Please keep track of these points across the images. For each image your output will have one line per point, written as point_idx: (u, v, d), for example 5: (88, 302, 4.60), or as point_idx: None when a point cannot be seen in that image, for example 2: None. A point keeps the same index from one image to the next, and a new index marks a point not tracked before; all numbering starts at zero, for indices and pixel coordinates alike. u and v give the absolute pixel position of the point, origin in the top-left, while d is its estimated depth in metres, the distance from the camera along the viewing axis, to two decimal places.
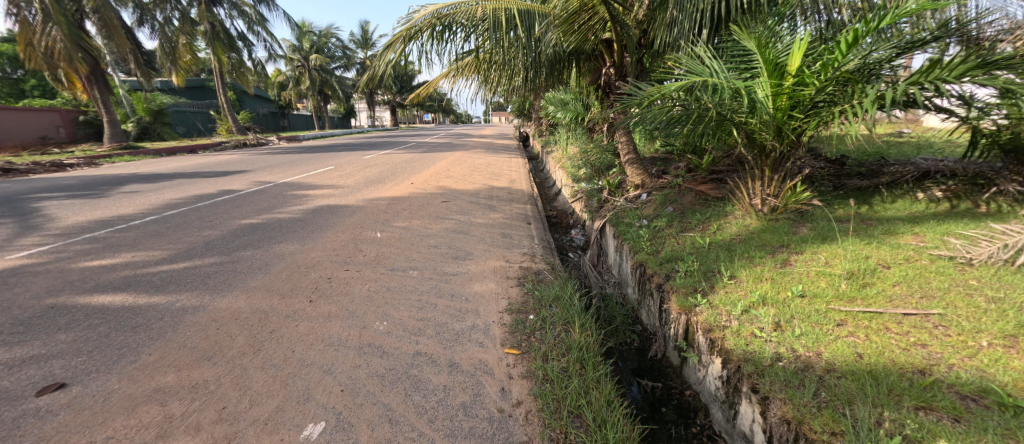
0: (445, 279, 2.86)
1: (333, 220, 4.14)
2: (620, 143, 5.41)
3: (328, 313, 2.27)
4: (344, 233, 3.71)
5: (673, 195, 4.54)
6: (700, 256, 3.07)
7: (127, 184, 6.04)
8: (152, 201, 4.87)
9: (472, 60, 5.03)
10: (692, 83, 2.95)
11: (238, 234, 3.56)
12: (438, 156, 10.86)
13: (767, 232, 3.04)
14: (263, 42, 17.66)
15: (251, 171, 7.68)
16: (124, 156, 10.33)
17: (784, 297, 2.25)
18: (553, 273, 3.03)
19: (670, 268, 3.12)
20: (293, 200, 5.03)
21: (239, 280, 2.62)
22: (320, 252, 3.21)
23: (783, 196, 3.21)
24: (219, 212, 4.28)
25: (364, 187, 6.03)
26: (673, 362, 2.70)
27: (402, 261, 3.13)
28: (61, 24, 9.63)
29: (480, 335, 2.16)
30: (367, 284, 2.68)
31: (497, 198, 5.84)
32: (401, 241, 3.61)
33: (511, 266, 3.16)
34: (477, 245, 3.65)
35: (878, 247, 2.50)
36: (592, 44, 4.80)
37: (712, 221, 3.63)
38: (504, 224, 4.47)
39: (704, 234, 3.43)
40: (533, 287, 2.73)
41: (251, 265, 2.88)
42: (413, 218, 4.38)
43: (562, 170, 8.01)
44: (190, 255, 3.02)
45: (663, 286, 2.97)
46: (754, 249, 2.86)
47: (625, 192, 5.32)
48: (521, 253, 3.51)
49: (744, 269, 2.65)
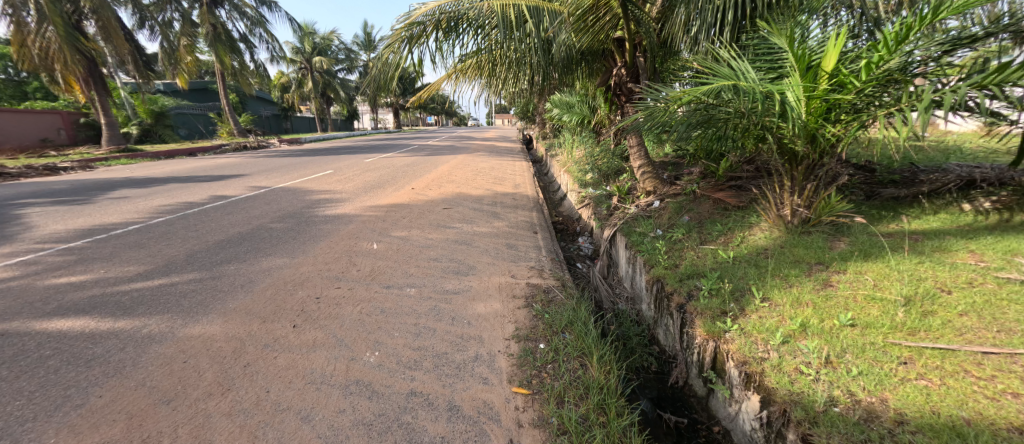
0: (445, 298, 2.60)
1: (327, 229, 3.89)
2: (631, 148, 5.14)
3: (313, 341, 2.01)
4: (337, 245, 3.46)
5: (688, 203, 4.28)
6: (725, 273, 2.79)
7: (117, 189, 5.81)
8: (140, 208, 4.63)
9: (475, 59, 4.72)
10: (718, 86, 2.67)
11: (224, 246, 3.31)
12: (440, 159, 10.61)
13: (799, 247, 2.77)
14: (265, 44, 17.42)
15: (247, 175, 7.45)
16: (121, 160, 10.14)
17: (832, 326, 1.98)
18: (563, 291, 2.77)
19: (692, 286, 2.85)
20: (288, 206, 4.79)
21: (216, 301, 2.36)
22: (310, 266, 2.96)
23: (815, 207, 2.93)
24: (208, 221, 4.04)
25: (363, 193, 5.79)
26: (698, 392, 2.43)
27: (398, 277, 2.88)
28: (57, 25, 9.46)
29: (485, 369, 1.90)
30: (360, 305, 2.43)
31: (501, 204, 5.59)
32: (399, 254, 3.36)
33: (518, 283, 2.90)
34: (480, 258, 3.39)
35: (933, 267, 2.23)
36: (603, 43, 4.54)
37: (734, 232, 3.34)
38: (509, 233, 4.21)
39: (726, 247, 3.16)
40: (542, 308, 2.47)
41: (233, 282, 2.63)
42: (412, 227, 4.13)
43: (568, 174, 7.75)
44: (168, 270, 2.78)
45: (685, 306, 2.70)
46: (787, 267, 2.59)
47: (636, 199, 5.05)
48: (529, 268, 3.25)
49: (778, 291, 2.38)
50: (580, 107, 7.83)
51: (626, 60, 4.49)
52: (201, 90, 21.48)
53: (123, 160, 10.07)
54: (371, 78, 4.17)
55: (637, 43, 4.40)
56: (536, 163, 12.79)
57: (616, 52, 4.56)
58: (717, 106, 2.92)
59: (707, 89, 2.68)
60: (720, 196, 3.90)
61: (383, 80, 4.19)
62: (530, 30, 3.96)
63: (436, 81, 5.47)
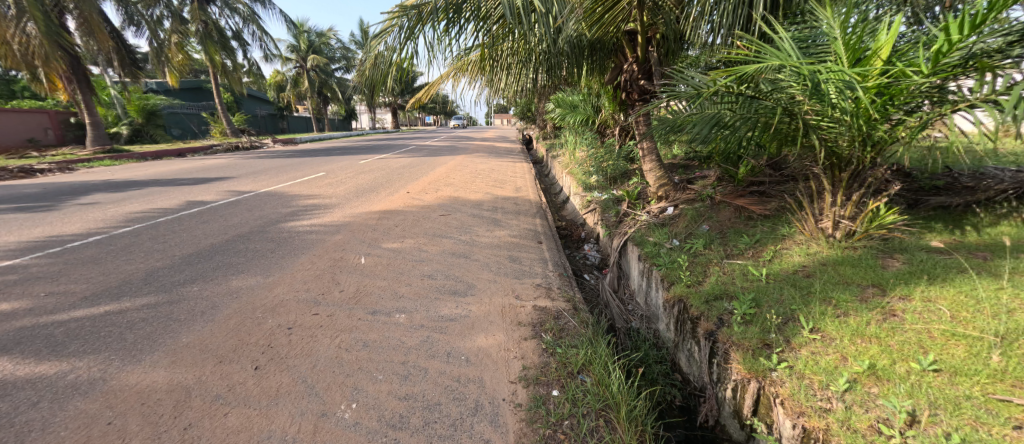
0: (439, 327, 2.24)
1: (310, 241, 3.52)
2: (642, 150, 4.78)
3: (278, 389, 1.66)
4: (320, 259, 3.09)
5: (705, 210, 3.93)
6: (760, 295, 2.44)
7: (91, 193, 5.44)
8: (109, 215, 4.26)
9: (477, 56, 4.34)
10: (754, 70, 2.24)
11: (191, 261, 2.95)
12: (439, 161, 10.23)
13: (846, 265, 2.42)
14: (257, 42, 17.01)
15: (234, 178, 7.09)
16: (104, 161, 9.68)
17: (910, 371, 1.64)
18: (576, 316, 2.41)
19: (722, 310, 2.49)
20: (271, 213, 4.43)
21: (166, 334, 2.00)
22: (285, 287, 2.59)
23: (862, 220, 2.53)
24: (179, 231, 3.67)
25: (355, 197, 5.41)
26: (732, 436, 2.07)
27: (387, 299, 2.52)
28: (38, 20, 9.05)
29: (486, 426, 1.55)
30: (339, 337, 2.06)
31: (502, 210, 5.23)
32: (388, 270, 2.99)
33: (523, 306, 2.54)
34: (481, 275, 3.02)
35: (1019, 296, 1.89)
36: (614, 37, 4.19)
37: (764, 245, 2.99)
38: (512, 244, 3.84)
39: (757, 263, 2.81)
40: (554, 341, 2.11)
41: (193, 307, 2.27)
42: (405, 237, 3.76)
43: (571, 176, 7.41)
44: (119, 293, 2.41)
45: (715, 333, 2.33)
46: (835, 290, 2.24)
47: (647, 205, 4.70)
48: (535, 286, 2.88)
49: (832, 320, 2.02)
50: (584, 107, 7.57)
51: (637, 55, 4.18)
52: (195, 89, 21.05)
53: (107, 162, 9.67)
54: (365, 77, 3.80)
55: (650, 36, 4.08)
56: (538, 164, 12.42)
57: (626, 47, 4.24)
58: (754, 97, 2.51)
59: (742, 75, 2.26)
60: (743, 203, 3.54)
61: (378, 76, 3.76)
62: (536, 20, 3.28)
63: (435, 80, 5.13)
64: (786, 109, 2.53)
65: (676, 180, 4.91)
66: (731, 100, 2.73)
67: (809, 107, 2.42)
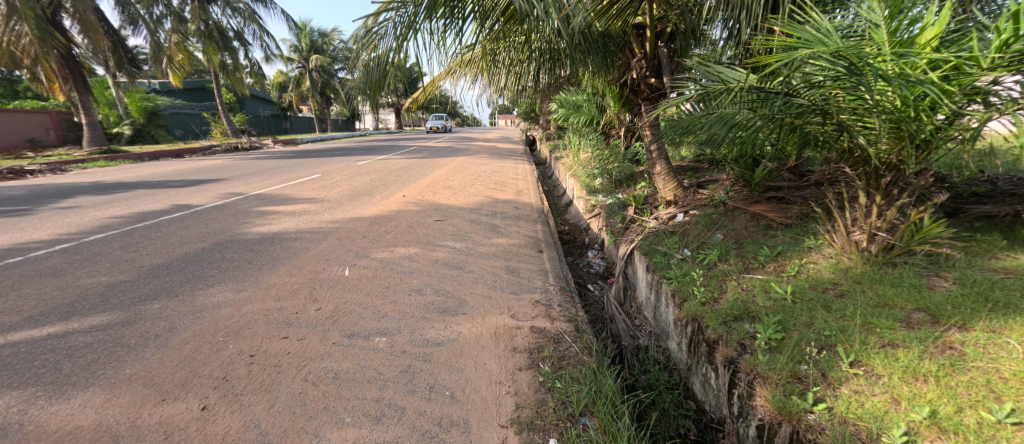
0: (423, 354, 1.98)
1: (293, 250, 3.28)
2: (649, 152, 4.48)
3: (225, 438, 1.41)
4: (300, 271, 2.84)
5: (719, 218, 3.66)
6: (787, 317, 2.16)
7: (74, 196, 5.23)
8: (86, 221, 4.05)
9: (476, 54, 4.09)
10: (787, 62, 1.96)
11: (158, 273, 2.71)
12: (439, 162, 9.97)
13: (885, 284, 2.14)
14: (258, 41, 16.85)
15: (226, 179, 6.88)
16: (99, 162, 9.50)
17: (981, 424, 1.38)
18: (579, 340, 2.15)
19: (743, 333, 2.21)
20: (256, 218, 4.20)
21: (108, 364, 1.76)
22: (256, 303, 2.34)
23: (902, 232, 2.23)
24: (153, 238, 3.44)
25: (347, 201, 5.16)
26: None
27: (367, 319, 2.26)
28: (29, 19, 8.83)
29: None
30: (307, 366, 1.81)
31: (501, 214, 4.98)
32: (374, 283, 2.74)
33: (520, 327, 2.27)
34: (474, 289, 2.75)
35: None
36: (620, 31, 3.94)
37: (788, 258, 2.70)
38: (510, 253, 3.57)
39: (781, 278, 2.53)
40: (554, 372, 1.85)
41: (147, 329, 2.03)
42: (395, 246, 3.50)
43: (574, 178, 7.15)
44: (70, 312, 2.18)
45: (736, 361, 2.05)
46: (876, 315, 1.96)
47: (655, 211, 4.42)
48: (533, 303, 2.61)
49: (875, 352, 1.76)
50: (589, 107, 7.35)
51: (646, 51, 3.91)
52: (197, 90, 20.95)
53: (101, 162, 9.48)
54: (365, 83, 3.32)
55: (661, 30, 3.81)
56: (540, 165, 12.18)
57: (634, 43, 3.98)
58: (783, 94, 2.24)
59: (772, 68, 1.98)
60: (760, 210, 3.25)
61: (379, 81, 3.30)
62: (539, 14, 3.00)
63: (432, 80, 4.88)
64: (818, 107, 2.23)
65: (685, 184, 4.62)
66: (754, 98, 2.44)
67: (845, 104, 2.12)
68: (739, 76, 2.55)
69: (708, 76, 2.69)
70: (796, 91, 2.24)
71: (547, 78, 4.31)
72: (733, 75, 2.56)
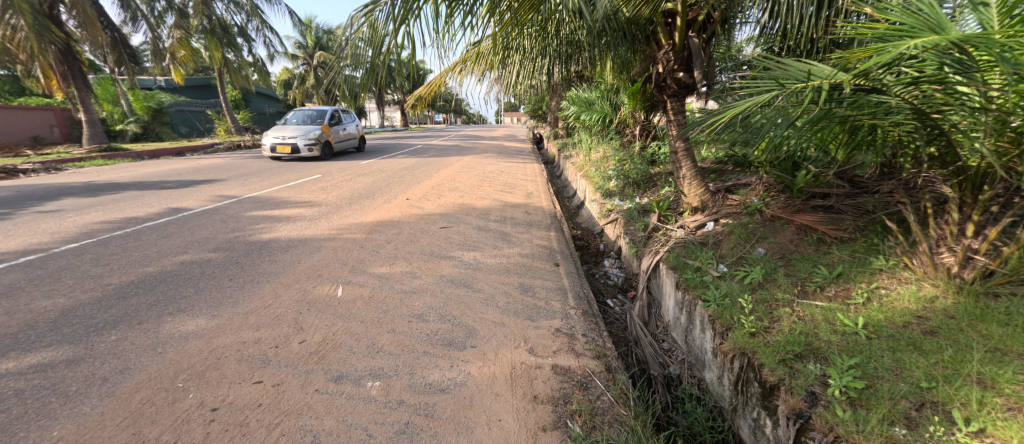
0: (424, 405, 1.62)
1: (281, 264, 2.93)
2: (673, 153, 4.08)
3: None
4: (286, 291, 2.48)
5: (755, 228, 3.28)
6: (869, 361, 1.83)
7: (59, 199, 4.94)
8: (64, 227, 3.73)
9: (486, 47, 3.72)
10: (888, 58, 1.51)
11: (125, 293, 2.36)
12: (445, 162, 9.62)
13: (990, 323, 1.80)
14: (264, 38, 16.66)
15: (223, 179, 6.58)
16: (96, 161, 9.25)
17: None
18: (617, 385, 1.81)
19: (812, 378, 1.85)
20: (246, 225, 3.87)
21: (32, 424, 1.42)
22: (230, 334, 1.99)
23: (1007, 256, 1.86)
24: (130, 248, 3.11)
25: (347, 205, 4.84)
26: None
27: (358, 356, 1.90)
28: (25, 13, 8.55)
29: None
30: (280, 426, 1.46)
31: (511, 220, 4.63)
32: (369, 307, 2.38)
33: (540, 367, 1.92)
34: (484, 314, 2.39)
35: None
36: (647, 19, 3.48)
37: (851, 282, 2.34)
38: (522, 267, 3.21)
39: (848, 308, 2.18)
40: (587, 436, 1.50)
41: (93, 370, 1.69)
42: (396, 258, 3.16)
43: (586, 178, 6.79)
44: (8, 346, 1.84)
45: (807, 416, 1.70)
46: (992, 367, 1.62)
47: (681, 218, 4.01)
48: (553, 332, 2.24)
49: (1002, 419, 1.44)
50: (600, 105, 7.01)
51: (674, 42, 3.50)
52: (201, 87, 20.79)
53: (98, 162, 9.17)
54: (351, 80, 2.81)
55: (692, 18, 3.41)
56: (548, 164, 11.87)
57: (660, 33, 3.56)
58: (868, 92, 1.81)
59: (869, 64, 1.52)
60: (807, 221, 2.86)
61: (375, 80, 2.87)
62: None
63: (438, 74, 4.53)
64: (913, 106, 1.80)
65: (712, 188, 4.24)
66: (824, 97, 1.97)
67: (948, 101, 1.72)
68: (811, 69, 2.01)
69: (765, 73, 2.15)
70: (883, 88, 1.79)
71: (562, 72, 3.94)
72: (800, 70, 2.03)
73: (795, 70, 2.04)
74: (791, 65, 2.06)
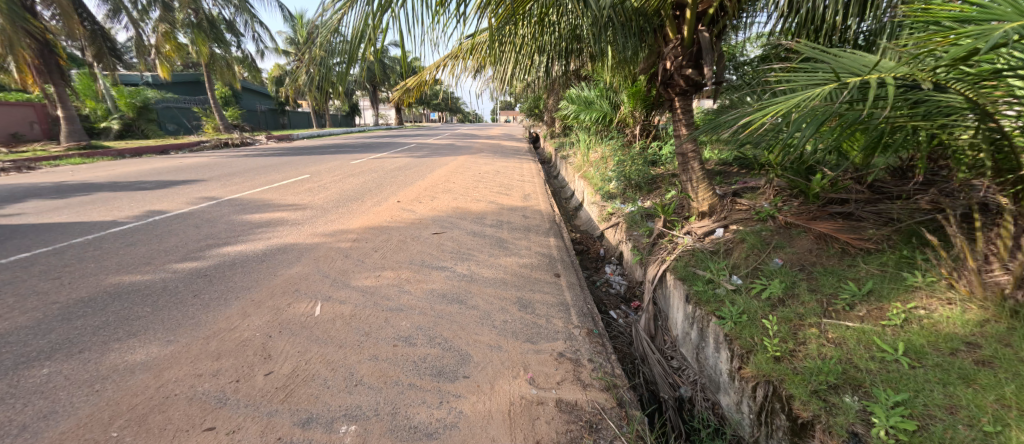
0: None
1: (254, 276, 2.66)
2: (680, 155, 3.82)
3: None
4: (256, 310, 2.21)
5: (769, 235, 3.05)
6: (919, 396, 1.60)
7: (25, 201, 4.65)
8: (21, 233, 3.44)
9: (481, 40, 3.47)
10: (981, 45, 1.25)
11: (71, 314, 2.09)
12: (439, 162, 9.35)
13: None
14: (253, 33, 16.23)
15: (205, 180, 6.29)
16: (74, 159, 8.92)
17: None
18: (632, 425, 1.58)
19: (853, 415, 1.62)
20: (221, 231, 3.60)
21: None
22: (184, 365, 1.73)
23: None
24: (89, 258, 2.83)
25: (334, 208, 4.58)
26: None
27: (333, 391, 1.64)
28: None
29: None
30: None
31: (507, 224, 4.39)
32: (348, 328, 2.12)
33: (543, 403, 1.67)
34: (478, 336, 2.14)
35: None
36: (656, 9, 3.30)
37: (884, 300, 2.11)
38: (521, 278, 2.96)
39: (884, 331, 1.95)
40: None
41: (11, 417, 1.42)
42: (383, 269, 2.90)
43: (585, 179, 6.56)
44: None
45: None
46: None
47: (687, 224, 3.79)
48: (556, 358, 1.99)
49: None
50: (600, 103, 6.79)
51: (683, 37, 3.26)
52: (190, 83, 20.35)
53: (76, 161, 8.83)
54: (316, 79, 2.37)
55: (702, 11, 3.19)
56: (545, 163, 11.64)
57: (669, 27, 3.34)
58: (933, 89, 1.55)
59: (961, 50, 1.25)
60: (829, 230, 2.63)
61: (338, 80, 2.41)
62: None
63: (427, 69, 4.22)
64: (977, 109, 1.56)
65: (719, 192, 4.00)
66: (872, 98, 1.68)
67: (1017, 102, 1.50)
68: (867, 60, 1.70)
69: (810, 63, 1.82)
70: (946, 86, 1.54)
71: (561, 67, 3.70)
72: (857, 61, 1.70)
73: (849, 60, 1.71)
74: (844, 54, 1.73)
